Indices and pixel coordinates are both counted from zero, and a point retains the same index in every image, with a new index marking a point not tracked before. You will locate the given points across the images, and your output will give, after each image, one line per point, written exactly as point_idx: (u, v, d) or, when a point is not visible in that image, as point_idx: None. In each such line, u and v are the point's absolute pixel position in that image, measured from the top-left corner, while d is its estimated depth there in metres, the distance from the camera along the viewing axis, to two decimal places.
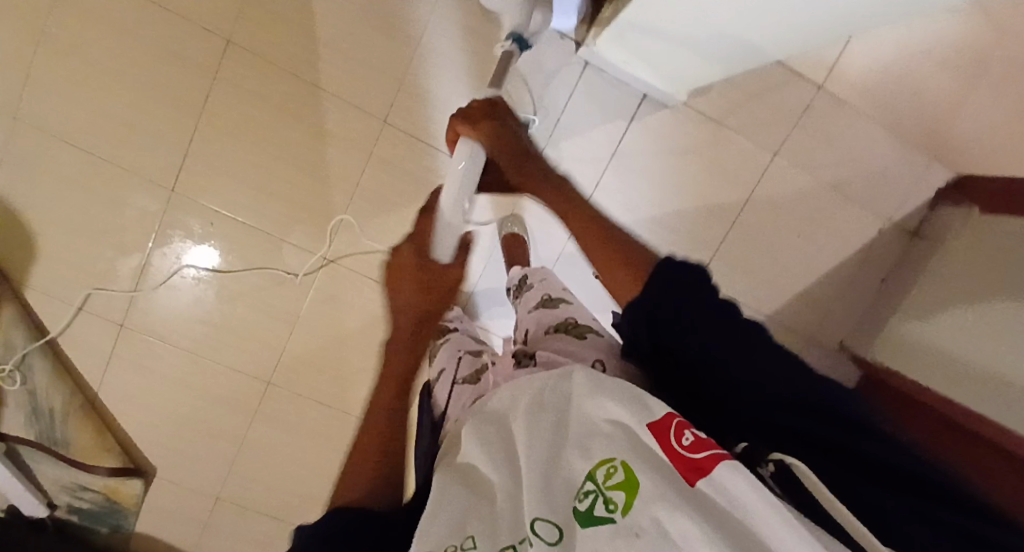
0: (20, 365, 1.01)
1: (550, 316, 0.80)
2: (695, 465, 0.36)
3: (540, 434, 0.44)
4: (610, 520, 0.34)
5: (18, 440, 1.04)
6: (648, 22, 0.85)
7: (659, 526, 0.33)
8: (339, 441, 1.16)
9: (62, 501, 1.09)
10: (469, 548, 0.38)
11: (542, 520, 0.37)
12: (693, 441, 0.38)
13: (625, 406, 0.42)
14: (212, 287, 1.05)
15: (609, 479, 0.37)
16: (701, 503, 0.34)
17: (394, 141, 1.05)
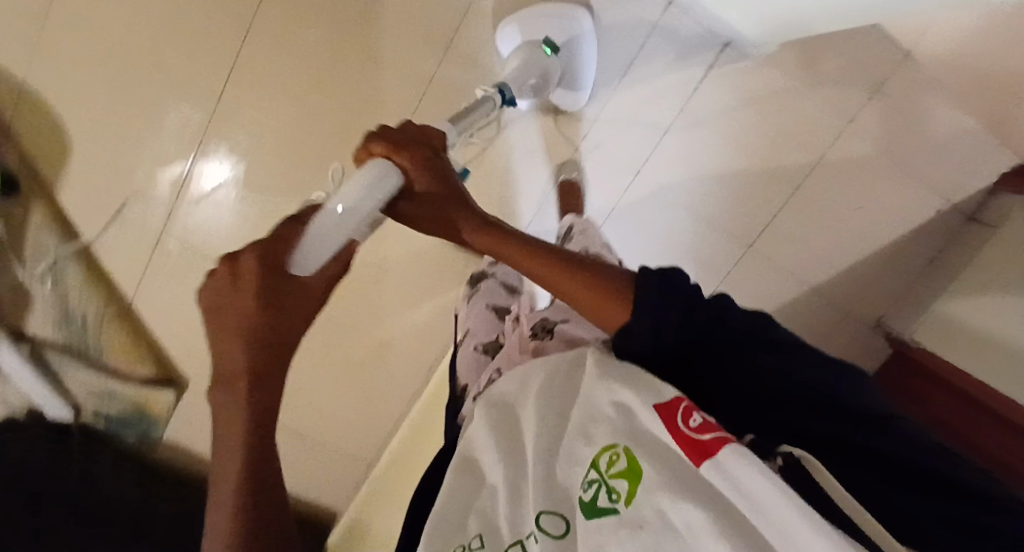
0: (52, 268, 0.98)
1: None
2: (701, 446, 0.39)
3: (541, 423, 0.49)
4: (613, 511, 0.40)
5: (45, 343, 1.03)
6: None
7: (661, 517, 0.37)
8: (375, 370, 1.18)
9: (89, 406, 1.09)
10: (477, 547, 0.45)
11: (547, 513, 0.43)
12: (700, 423, 0.41)
13: (629, 387, 0.46)
14: (254, 206, 1.00)
15: (612, 467, 0.42)
16: (705, 490, 0.37)
17: (456, 69, 0.98)
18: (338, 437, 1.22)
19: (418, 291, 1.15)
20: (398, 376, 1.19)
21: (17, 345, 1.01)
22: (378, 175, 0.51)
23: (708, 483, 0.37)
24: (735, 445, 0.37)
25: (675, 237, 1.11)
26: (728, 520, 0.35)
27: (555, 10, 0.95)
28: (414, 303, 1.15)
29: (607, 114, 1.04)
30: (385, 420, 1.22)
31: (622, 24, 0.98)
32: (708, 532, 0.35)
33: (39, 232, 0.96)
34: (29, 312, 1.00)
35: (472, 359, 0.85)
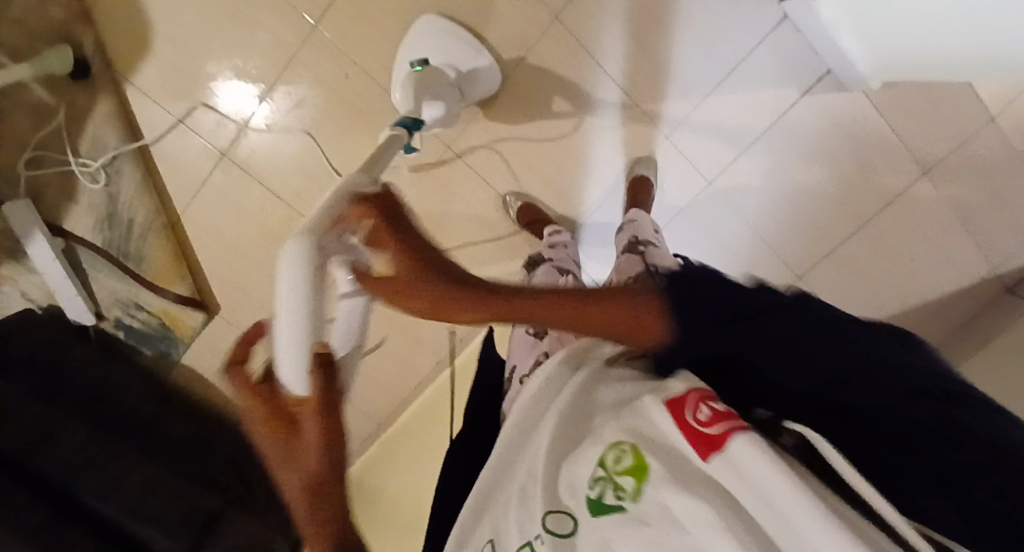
0: (107, 166, 0.94)
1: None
2: (707, 439, 0.33)
3: (552, 414, 0.42)
4: (617, 508, 0.35)
5: (80, 242, 0.97)
6: None
7: (670, 517, 0.32)
8: (404, 330, 1.15)
9: (112, 314, 1.04)
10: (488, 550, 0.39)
11: (555, 511, 0.37)
12: (710, 413, 0.34)
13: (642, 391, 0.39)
14: (325, 141, 0.99)
15: (619, 463, 0.36)
16: (714, 491, 0.32)
17: (556, 42, 0.97)
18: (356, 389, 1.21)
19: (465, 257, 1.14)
20: (429, 342, 1.16)
21: (52, 238, 0.95)
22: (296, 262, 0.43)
23: (716, 481, 0.32)
24: (743, 434, 0.32)
25: (734, 247, 1.14)
26: (737, 525, 0.30)
27: (418, 27, 0.92)
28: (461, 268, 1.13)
29: (695, 118, 1.03)
30: (406, 381, 1.20)
31: (736, 27, 0.96)
32: (716, 529, 0.30)
33: (99, 126, 0.92)
34: (72, 206, 0.96)
35: (519, 338, 0.72)
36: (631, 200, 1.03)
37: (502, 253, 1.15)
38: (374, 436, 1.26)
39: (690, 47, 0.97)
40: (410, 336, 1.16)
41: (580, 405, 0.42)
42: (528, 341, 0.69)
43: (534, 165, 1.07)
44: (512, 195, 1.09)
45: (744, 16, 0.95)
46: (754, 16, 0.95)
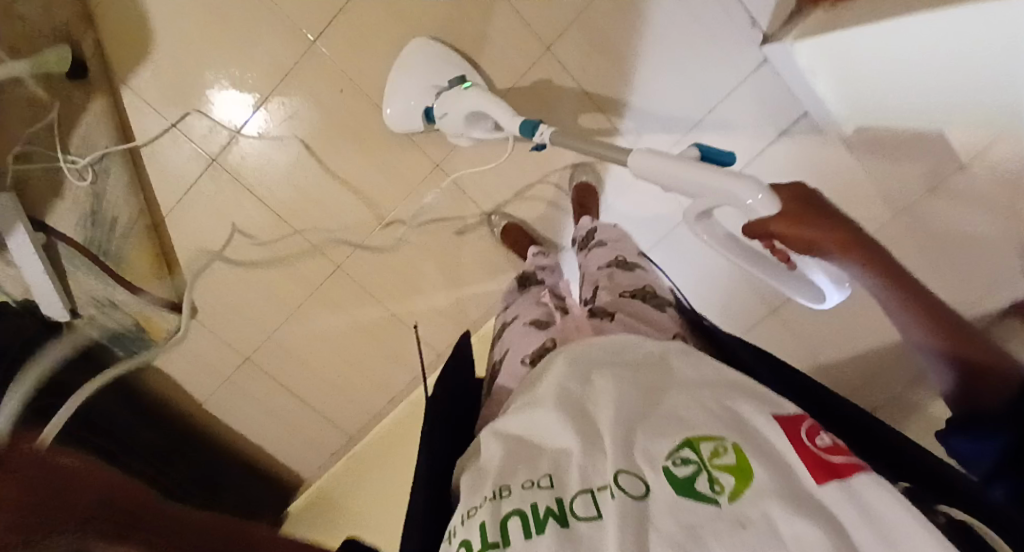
0: (96, 165, 0.95)
1: (627, 276, 0.77)
2: (828, 466, 0.35)
3: (623, 393, 0.42)
4: (713, 501, 0.34)
5: (62, 239, 0.96)
6: (877, 34, 0.81)
7: (767, 520, 0.32)
8: (385, 344, 1.16)
9: (87, 314, 1.02)
10: (546, 485, 0.39)
11: (625, 472, 0.36)
12: (829, 444, 0.37)
13: (743, 400, 0.40)
14: (315, 152, 1.01)
15: (717, 457, 0.36)
16: (821, 511, 0.33)
17: (545, 71, 1.02)
18: (329, 403, 1.19)
19: (447, 278, 1.13)
20: (406, 354, 1.18)
21: (34, 232, 0.93)
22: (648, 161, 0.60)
23: (825, 505, 0.33)
24: (869, 474, 0.34)
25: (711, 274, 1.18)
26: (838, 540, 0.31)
27: (412, 48, 0.96)
28: (442, 287, 1.14)
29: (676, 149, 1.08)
30: (380, 396, 1.20)
31: (717, 68, 1.03)
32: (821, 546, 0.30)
33: (91, 126, 0.93)
34: (57, 201, 0.96)
35: (516, 331, 0.73)
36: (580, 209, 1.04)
37: (482, 274, 1.15)
38: (343, 451, 1.24)
39: (674, 84, 1.04)
40: (389, 350, 1.16)
41: (655, 395, 0.43)
42: (522, 332, 0.71)
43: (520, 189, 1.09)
44: (497, 215, 1.10)
45: (726, 58, 1.02)
46: (736, 59, 1.02)
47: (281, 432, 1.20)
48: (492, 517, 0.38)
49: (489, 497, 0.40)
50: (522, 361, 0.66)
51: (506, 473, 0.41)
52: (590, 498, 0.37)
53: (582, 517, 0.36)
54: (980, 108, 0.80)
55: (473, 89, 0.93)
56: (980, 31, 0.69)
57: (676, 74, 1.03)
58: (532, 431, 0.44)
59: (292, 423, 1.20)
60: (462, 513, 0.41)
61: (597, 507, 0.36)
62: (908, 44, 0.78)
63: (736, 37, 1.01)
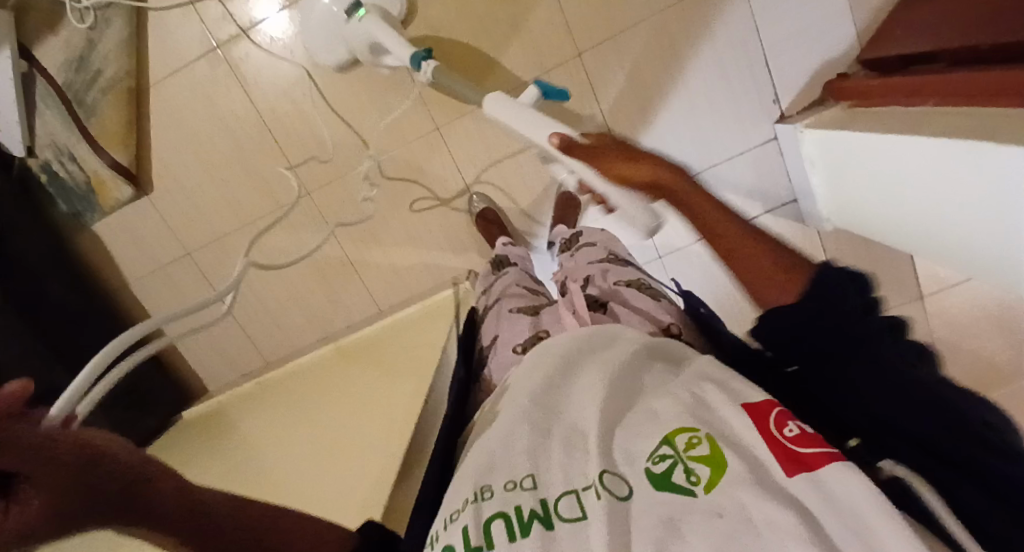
0: (99, 12, 0.94)
1: (619, 271, 0.75)
2: (795, 457, 0.35)
3: (603, 386, 0.42)
4: (689, 492, 0.33)
5: (42, 73, 0.97)
6: (884, 145, 0.80)
7: (745, 511, 0.31)
8: (328, 284, 1.14)
9: (43, 156, 1.02)
10: (529, 487, 0.36)
11: (610, 473, 0.36)
12: (797, 434, 0.36)
13: (711, 391, 0.40)
14: (320, 69, 0.99)
15: (692, 449, 0.35)
16: (790, 500, 0.32)
17: (570, 75, 1.03)
18: (257, 323, 1.17)
19: (410, 241, 1.12)
20: (348, 298, 1.15)
21: (16, 59, 0.96)
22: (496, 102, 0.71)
23: (795, 497, 0.33)
24: (840, 463, 0.34)
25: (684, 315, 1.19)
26: (815, 535, 0.30)
27: None
28: (402, 248, 1.12)
29: None
30: (310, 330, 1.18)
31: (729, 128, 1.04)
32: (795, 537, 0.30)
33: None
34: (50, 35, 0.96)
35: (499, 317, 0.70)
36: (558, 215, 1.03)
37: (447, 249, 1.13)
38: (254, 375, 1.20)
39: (683, 128, 1.05)
40: (331, 291, 1.14)
41: (633, 387, 0.43)
42: (514, 320, 0.67)
43: (509, 179, 1.08)
44: (479, 198, 1.08)
45: (740, 122, 1.04)
46: (750, 126, 1.04)
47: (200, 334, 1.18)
48: (475, 521, 0.35)
49: (468, 499, 0.37)
50: (513, 349, 0.61)
51: (484, 471, 0.39)
52: (575, 499, 0.35)
53: (566, 519, 0.34)
54: (946, 248, 0.82)
55: (371, 17, 0.88)
56: (960, 175, 0.69)
57: (690, 121, 1.04)
58: (505, 421, 0.41)
59: (214, 332, 1.18)
60: (446, 517, 0.38)
61: (582, 509, 0.34)
62: (904, 162, 0.78)
63: (757, 104, 1.02)
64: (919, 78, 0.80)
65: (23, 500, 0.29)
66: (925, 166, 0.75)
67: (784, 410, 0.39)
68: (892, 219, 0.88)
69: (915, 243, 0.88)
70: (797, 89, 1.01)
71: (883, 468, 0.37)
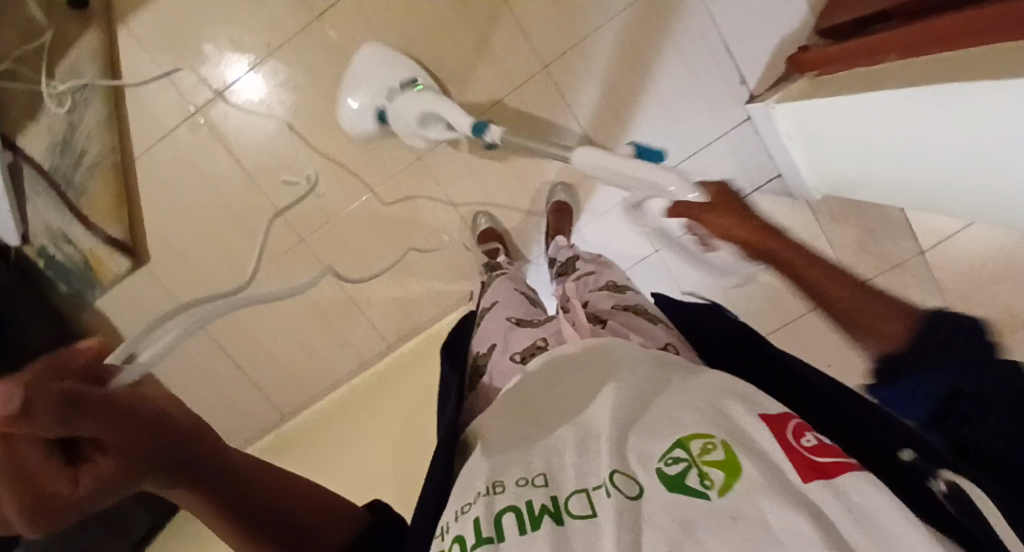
0: (78, 96, 0.98)
1: (620, 295, 0.71)
2: (817, 467, 0.31)
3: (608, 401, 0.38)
4: (702, 496, 0.30)
5: (28, 161, 1.01)
6: (871, 106, 0.79)
7: (755, 515, 0.28)
8: (334, 326, 1.14)
9: (38, 242, 1.04)
10: (540, 485, 0.34)
11: (620, 473, 0.33)
12: (815, 443, 0.33)
13: (731, 397, 0.36)
14: (297, 117, 1.02)
15: (707, 454, 0.32)
16: (810, 507, 0.29)
17: (539, 88, 1.05)
18: (269, 376, 1.17)
19: (408, 271, 1.12)
20: (355, 338, 1.15)
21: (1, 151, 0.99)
22: (584, 155, 0.69)
23: (815, 505, 0.29)
24: (860, 473, 0.30)
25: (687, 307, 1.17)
26: (835, 541, 0.27)
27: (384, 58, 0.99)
28: (401, 279, 1.13)
29: None
30: (322, 376, 1.17)
31: (701, 117, 1.06)
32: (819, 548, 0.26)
33: (83, 56, 0.96)
34: (33, 124, 1.00)
35: (496, 322, 0.70)
36: (555, 227, 1.03)
37: (445, 275, 1.13)
38: (274, 428, 1.19)
39: (656, 123, 1.07)
40: (337, 332, 1.15)
41: (640, 396, 0.39)
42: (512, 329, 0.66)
43: (495, 197, 1.10)
44: (481, 214, 1.10)
45: (710, 110, 1.05)
46: (721, 111, 1.05)
47: (212, 396, 1.18)
48: (486, 512, 0.33)
49: (481, 492, 0.35)
50: (512, 357, 0.60)
51: (499, 468, 0.37)
52: (586, 497, 0.33)
53: (577, 516, 0.32)
54: (946, 191, 0.83)
55: (429, 92, 0.95)
56: (959, 117, 0.68)
57: (663, 115, 1.06)
58: (512, 436, 0.40)
59: (226, 391, 1.18)
60: (456, 510, 0.36)
61: (593, 507, 0.32)
62: (896, 118, 0.78)
63: (724, 89, 1.04)
64: (877, 38, 0.83)
65: (93, 467, 0.27)
66: (912, 121, 0.76)
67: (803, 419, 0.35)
68: (883, 176, 0.89)
69: (906, 191, 0.90)
70: (761, 69, 1.03)
71: (940, 481, 0.36)
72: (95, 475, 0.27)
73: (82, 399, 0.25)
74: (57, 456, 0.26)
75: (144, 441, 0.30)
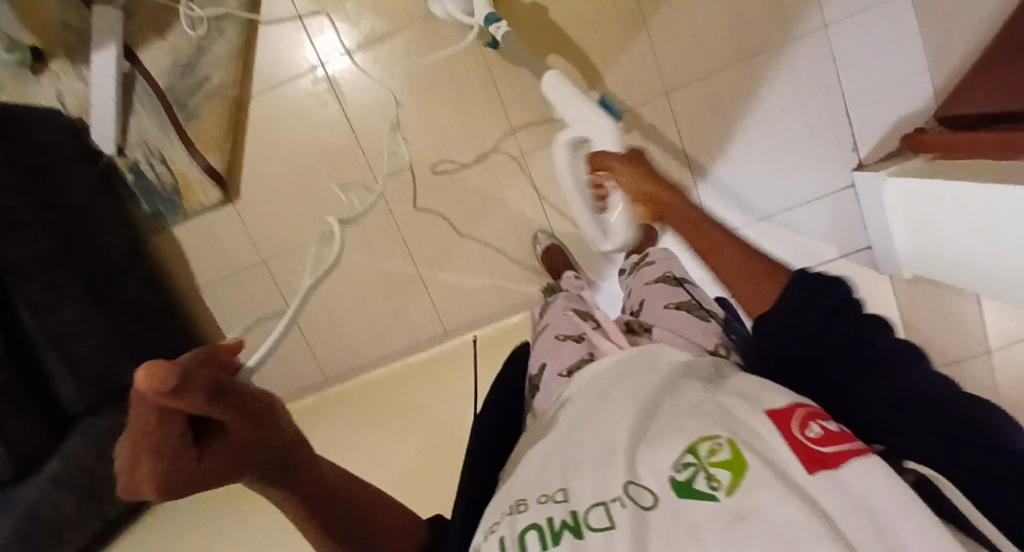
0: (213, 23, 0.98)
1: (671, 294, 0.72)
2: (818, 458, 0.35)
3: (633, 408, 0.43)
4: (711, 497, 0.33)
5: (144, 75, 1.01)
6: (955, 195, 0.84)
7: (761, 511, 0.32)
8: (397, 299, 1.14)
9: (132, 155, 1.04)
10: (562, 500, 0.38)
11: (635, 486, 0.36)
12: (820, 435, 0.37)
13: (735, 398, 0.41)
14: (415, 87, 1.03)
15: (713, 455, 0.36)
16: (810, 500, 0.33)
17: (655, 111, 1.06)
18: (321, 336, 1.16)
19: (483, 262, 1.12)
20: (414, 317, 1.15)
21: (121, 58, 0.99)
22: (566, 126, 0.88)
23: (816, 498, 0.33)
24: (861, 463, 0.34)
25: None
26: (834, 533, 0.30)
27: None
28: (474, 268, 1.12)
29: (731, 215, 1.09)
30: (373, 346, 1.17)
31: (807, 173, 1.07)
32: (818, 537, 0.30)
33: None
34: (158, 39, 1.00)
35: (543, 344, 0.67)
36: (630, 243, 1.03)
37: (517, 273, 1.13)
38: (312, 389, 1.18)
39: (761, 169, 1.08)
40: (399, 306, 1.14)
41: (664, 399, 0.44)
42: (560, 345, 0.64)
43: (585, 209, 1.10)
44: (545, 234, 1.10)
45: (818, 166, 1.07)
46: (828, 171, 1.07)
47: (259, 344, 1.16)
48: (511, 532, 0.37)
49: (507, 512, 0.40)
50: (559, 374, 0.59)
51: (527, 489, 0.41)
52: (603, 510, 0.36)
53: (595, 529, 0.35)
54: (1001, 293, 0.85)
55: None
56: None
57: (770, 163, 1.07)
58: (541, 453, 0.44)
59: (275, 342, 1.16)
60: (486, 529, 0.41)
61: (610, 519, 0.35)
62: (977, 210, 0.81)
63: (836, 151, 1.06)
64: (1011, 132, 0.83)
65: (213, 451, 0.36)
66: (989, 217, 0.80)
67: (810, 410, 0.39)
68: (958, 266, 0.91)
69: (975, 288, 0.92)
70: (876, 139, 1.05)
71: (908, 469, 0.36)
72: (213, 458, 0.36)
73: (224, 386, 0.36)
74: (188, 434, 0.35)
75: (260, 423, 0.38)
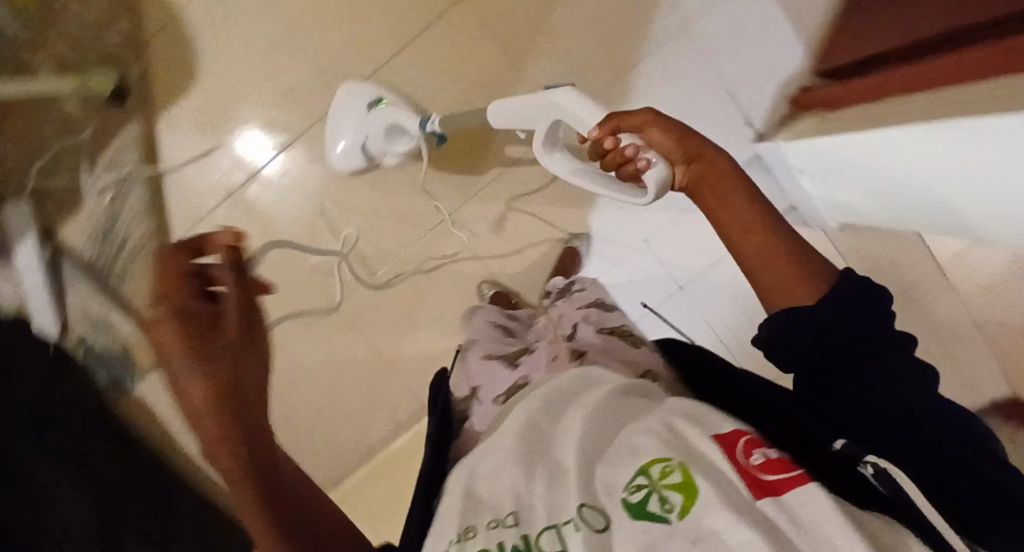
0: (120, 187, 1.05)
1: (603, 318, 0.78)
2: (762, 483, 0.37)
3: (584, 426, 0.47)
4: (661, 518, 0.36)
5: (70, 254, 1.05)
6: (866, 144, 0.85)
7: (717, 537, 0.33)
8: (368, 387, 1.15)
9: (75, 331, 1.02)
10: (512, 523, 0.41)
11: (587, 507, 0.39)
12: (762, 462, 0.40)
13: (687, 422, 0.45)
14: (330, 186, 1.09)
15: (666, 478, 0.38)
16: (762, 520, 0.34)
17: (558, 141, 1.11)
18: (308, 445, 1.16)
19: (441, 327, 1.15)
20: (391, 399, 1.16)
21: (42, 244, 1.03)
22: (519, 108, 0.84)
23: (768, 518, 0.34)
24: (802, 491, 0.36)
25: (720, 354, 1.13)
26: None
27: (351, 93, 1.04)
28: (435, 336, 1.15)
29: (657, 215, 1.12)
30: (360, 439, 1.17)
31: None
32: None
33: (125, 144, 1.05)
34: (72, 215, 1.06)
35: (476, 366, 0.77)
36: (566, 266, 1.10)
37: None
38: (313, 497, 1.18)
39: None
40: (372, 393, 1.15)
41: (619, 425, 0.48)
42: (495, 369, 0.74)
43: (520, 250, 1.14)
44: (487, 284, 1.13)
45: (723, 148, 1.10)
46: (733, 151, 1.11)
47: None
48: None
49: (457, 538, 0.43)
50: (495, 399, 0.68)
51: (472, 513, 0.45)
52: (555, 533, 0.38)
53: None
54: (945, 213, 0.85)
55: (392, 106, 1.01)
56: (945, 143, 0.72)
57: None
58: (494, 471, 0.47)
59: None
60: None
61: (563, 542, 0.38)
62: (890, 151, 0.82)
63: (734, 130, 1.10)
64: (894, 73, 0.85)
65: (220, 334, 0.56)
66: (903, 157, 0.81)
67: (749, 441, 0.43)
68: (895, 205, 0.92)
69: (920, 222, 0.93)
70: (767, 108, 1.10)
71: (869, 466, 0.46)
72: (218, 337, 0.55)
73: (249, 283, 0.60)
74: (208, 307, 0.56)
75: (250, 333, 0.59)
